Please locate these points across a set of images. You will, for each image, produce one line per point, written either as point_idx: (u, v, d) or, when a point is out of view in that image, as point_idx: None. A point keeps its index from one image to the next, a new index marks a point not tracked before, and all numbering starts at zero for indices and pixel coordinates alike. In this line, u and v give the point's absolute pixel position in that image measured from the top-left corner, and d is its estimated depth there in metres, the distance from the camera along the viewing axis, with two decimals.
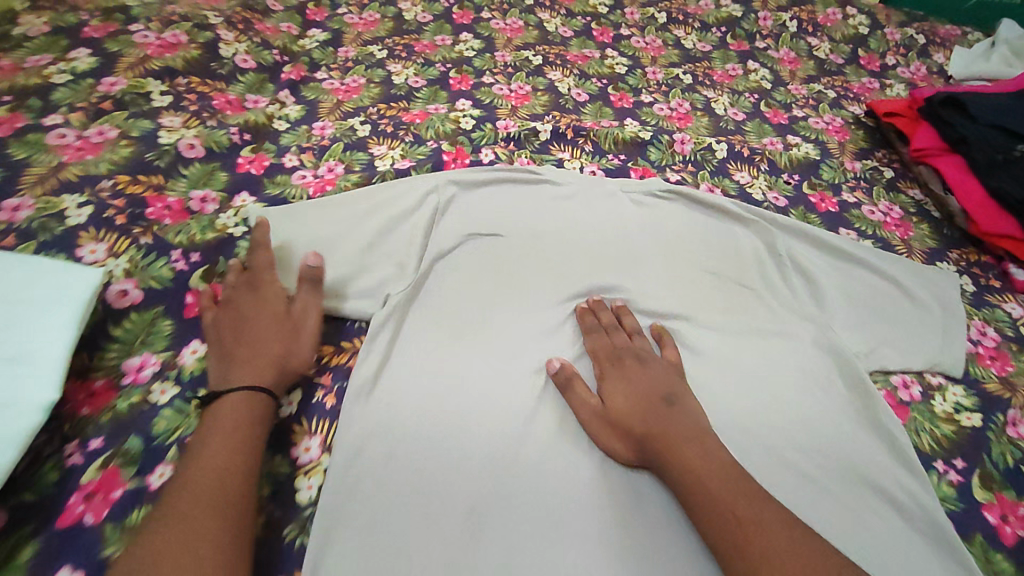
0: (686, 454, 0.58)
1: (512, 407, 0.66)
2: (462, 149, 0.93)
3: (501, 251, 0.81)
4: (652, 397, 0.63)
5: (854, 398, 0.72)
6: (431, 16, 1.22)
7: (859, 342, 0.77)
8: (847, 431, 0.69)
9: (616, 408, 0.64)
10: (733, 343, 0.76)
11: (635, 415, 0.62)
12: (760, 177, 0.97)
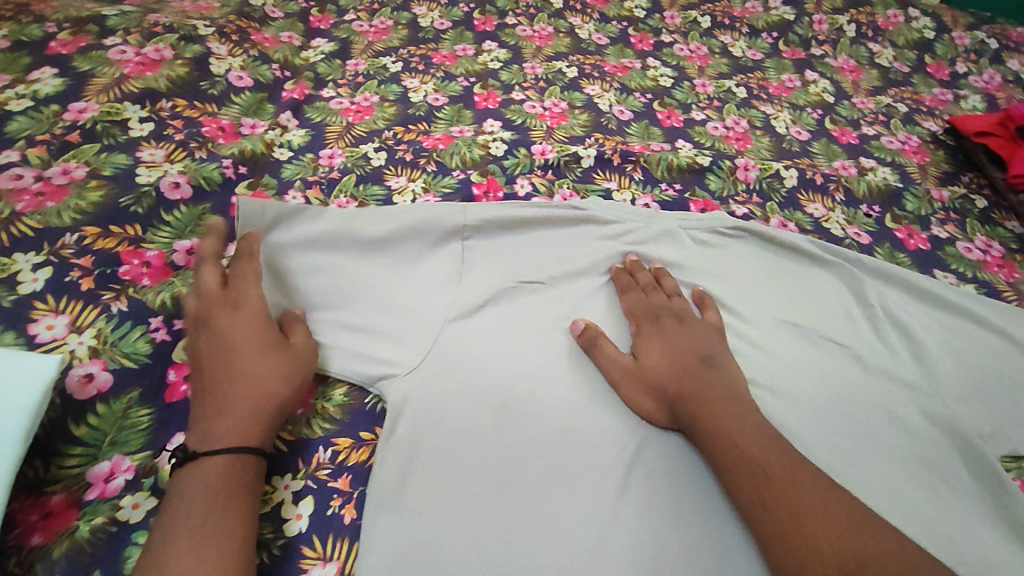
0: (726, 423, 0.53)
1: (572, 510, 0.54)
2: (495, 179, 0.80)
3: (547, 309, 0.67)
4: (692, 360, 0.60)
5: (983, 488, 0.59)
6: (450, 22, 1.10)
7: (982, 419, 0.64)
8: (976, 524, 0.57)
9: (651, 365, 0.60)
10: (833, 420, 0.62)
11: (672, 374, 0.59)
12: (837, 210, 0.83)
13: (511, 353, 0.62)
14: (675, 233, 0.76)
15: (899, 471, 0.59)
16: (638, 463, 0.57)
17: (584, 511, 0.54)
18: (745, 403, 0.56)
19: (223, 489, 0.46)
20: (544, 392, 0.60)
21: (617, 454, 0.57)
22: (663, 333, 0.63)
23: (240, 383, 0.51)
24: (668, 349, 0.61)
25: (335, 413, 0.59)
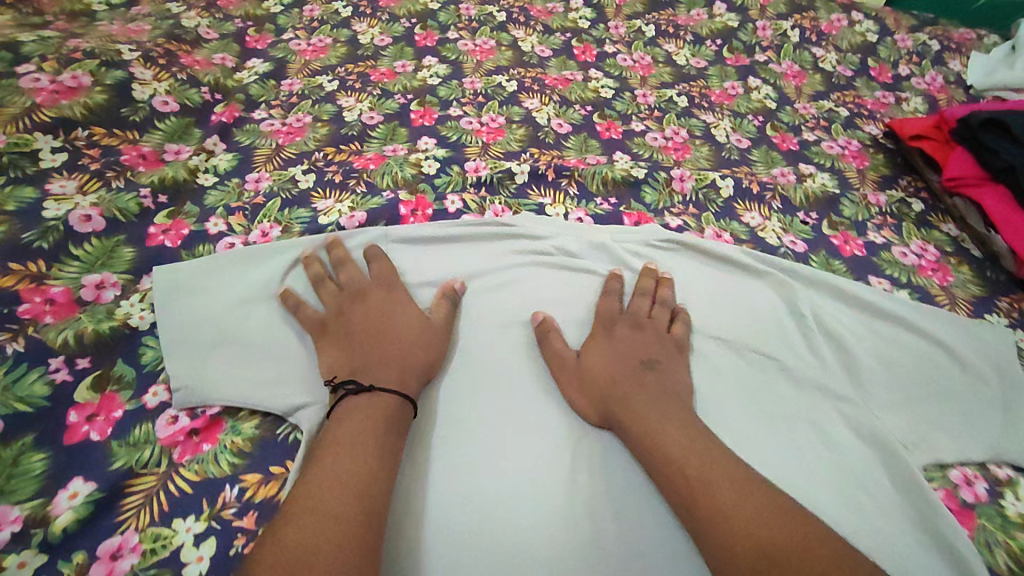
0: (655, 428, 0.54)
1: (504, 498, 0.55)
2: (424, 197, 0.79)
3: (473, 332, 0.66)
4: (631, 363, 0.60)
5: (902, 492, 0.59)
6: (391, 39, 1.08)
7: (906, 430, 0.63)
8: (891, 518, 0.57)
9: (591, 367, 0.61)
10: (755, 429, 0.61)
11: (614, 373, 0.60)
12: (773, 218, 0.83)
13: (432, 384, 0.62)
14: (608, 245, 0.76)
15: (827, 486, 0.58)
16: (557, 492, 0.56)
17: (500, 543, 0.52)
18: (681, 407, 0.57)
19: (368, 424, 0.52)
20: (466, 422, 0.59)
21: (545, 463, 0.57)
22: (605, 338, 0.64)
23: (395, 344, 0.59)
24: (613, 350, 0.62)
25: (245, 447, 0.55)
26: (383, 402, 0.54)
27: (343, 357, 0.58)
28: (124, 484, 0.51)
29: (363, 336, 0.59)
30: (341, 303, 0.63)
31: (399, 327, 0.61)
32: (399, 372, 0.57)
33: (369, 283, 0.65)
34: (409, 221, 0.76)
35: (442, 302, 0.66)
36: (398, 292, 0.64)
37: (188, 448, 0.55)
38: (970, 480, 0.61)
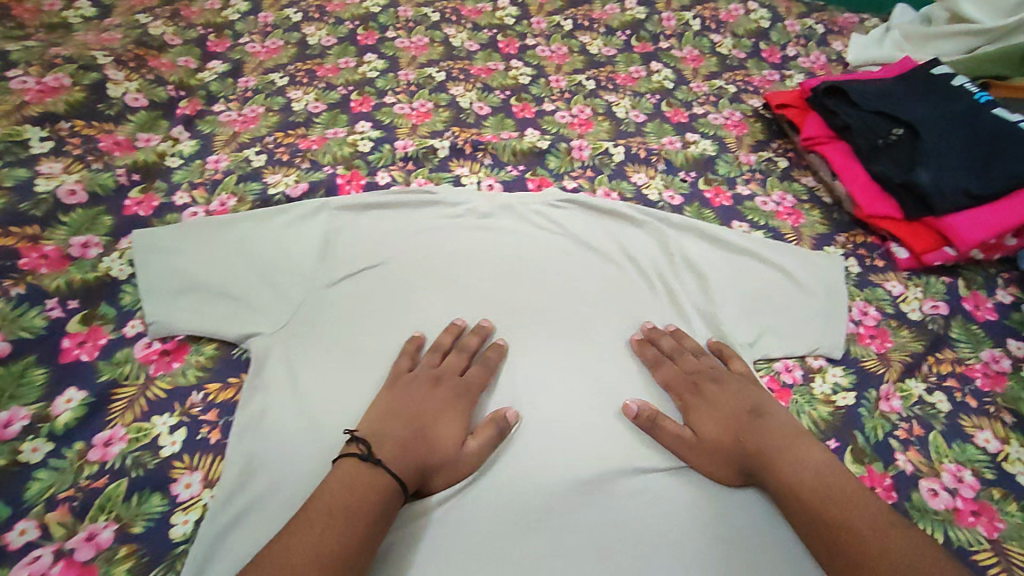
0: (781, 467, 0.62)
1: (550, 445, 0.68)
2: (359, 172, 0.94)
3: (401, 273, 0.81)
4: (743, 413, 0.68)
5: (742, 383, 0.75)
6: (336, 39, 1.23)
7: (746, 335, 0.80)
8: None
9: (705, 426, 0.68)
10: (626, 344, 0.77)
11: (724, 431, 0.67)
12: (657, 177, 0.99)
13: (365, 311, 0.76)
14: (514, 206, 0.91)
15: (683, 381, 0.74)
16: (576, 430, 0.70)
17: (622, 536, 0.63)
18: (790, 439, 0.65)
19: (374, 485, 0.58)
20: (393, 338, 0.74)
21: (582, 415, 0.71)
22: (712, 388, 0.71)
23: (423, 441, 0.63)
24: (723, 412, 0.69)
25: (208, 363, 0.71)
26: (374, 475, 0.58)
27: (377, 422, 0.64)
28: (110, 392, 0.66)
29: (409, 416, 0.65)
30: (424, 374, 0.69)
31: (434, 434, 0.64)
32: (410, 470, 0.61)
33: (451, 376, 0.70)
34: (345, 189, 0.90)
35: (491, 427, 0.67)
36: (463, 402, 0.69)
37: (162, 364, 0.70)
38: (790, 368, 0.78)
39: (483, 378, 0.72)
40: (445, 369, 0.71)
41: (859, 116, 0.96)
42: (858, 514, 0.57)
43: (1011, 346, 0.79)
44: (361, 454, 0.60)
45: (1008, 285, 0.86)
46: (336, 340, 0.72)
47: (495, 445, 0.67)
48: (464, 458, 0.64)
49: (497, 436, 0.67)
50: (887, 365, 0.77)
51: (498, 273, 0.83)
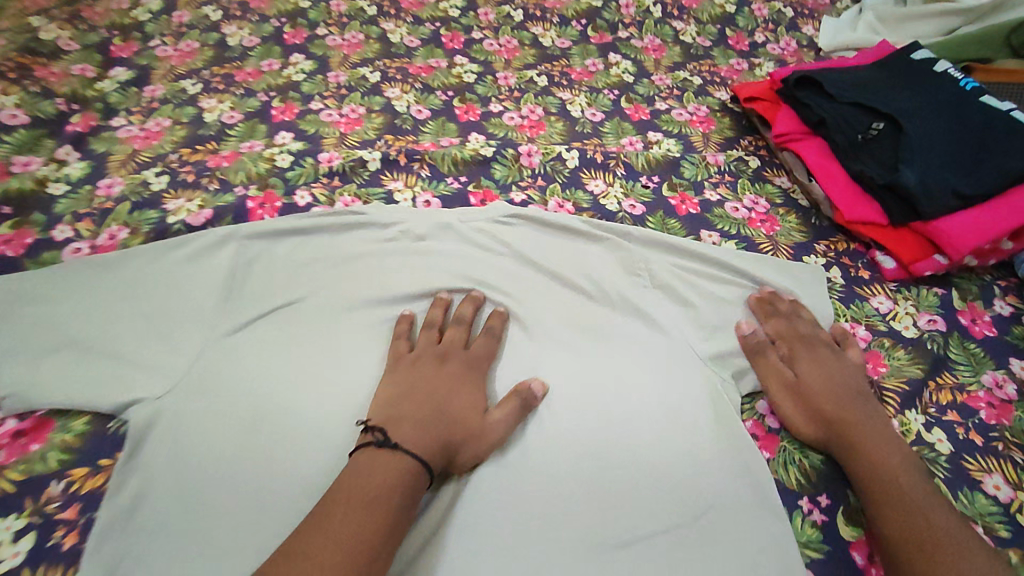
0: (878, 452, 0.60)
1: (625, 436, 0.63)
2: (273, 192, 0.82)
3: (319, 314, 0.70)
4: (852, 392, 0.66)
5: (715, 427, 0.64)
6: (259, 39, 1.10)
7: (721, 365, 0.70)
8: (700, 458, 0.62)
9: (809, 384, 0.67)
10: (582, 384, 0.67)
11: (832, 396, 0.65)
12: (615, 184, 0.89)
13: (276, 363, 0.65)
14: (454, 226, 0.80)
15: (646, 425, 0.64)
16: (644, 423, 0.64)
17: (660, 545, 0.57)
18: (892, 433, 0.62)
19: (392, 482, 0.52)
20: (308, 394, 0.64)
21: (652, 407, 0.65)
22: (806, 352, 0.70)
23: (441, 414, 0.60)
24: (819, 377, 0.67)
25: (75, 443, 0.60)
26: (399, 460, 0.54)
27: (388, 404, 0.61)
28: None
29: (422, 394, 0.61)
30: (422, 354, 0.67)
31: (453, 409, 0.61)
32: (434, 445, 0.57)
33: (456, 351, 0.67)
34: (256, 214, 0.78)
35: (512, 398, 0.63)
36: (476, 374, 0.66)
37: (16, 449, 0.58)
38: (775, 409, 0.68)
39: (491, 346, 0.69)
40: (449, 345, 0.68)
41: (835, 109, 0.87)
42: (938, 514, 0.54)
43: (1014, 367, 0.71)
44: (378, 439, 0.55)
45: (1005, 294, 0.79)
46: (241, 401, 0.62)
47: (520, 418, 0.63)
48: (490, 427, 0.61)
49: (522, 406, 0.63)
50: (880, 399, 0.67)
51: (434, 305, 0.73)
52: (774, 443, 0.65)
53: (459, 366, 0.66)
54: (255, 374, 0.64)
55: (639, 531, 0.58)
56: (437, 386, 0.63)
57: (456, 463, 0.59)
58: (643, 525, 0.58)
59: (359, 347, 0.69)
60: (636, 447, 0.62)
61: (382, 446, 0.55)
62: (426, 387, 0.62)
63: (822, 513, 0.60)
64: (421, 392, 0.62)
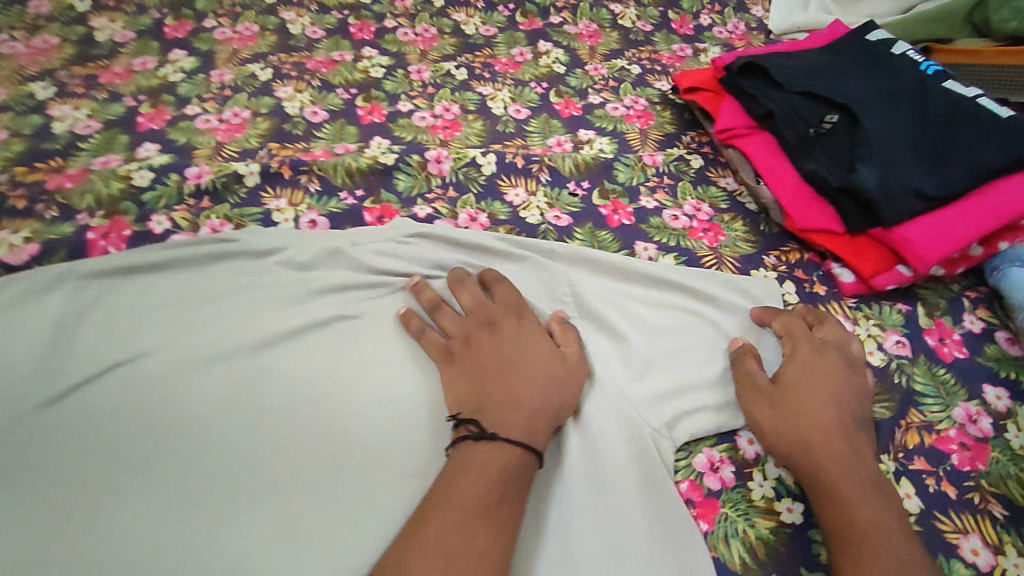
0: (854, 498, 0.50)
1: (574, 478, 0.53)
2: (123, 218, 0.70)
3: (167, 369, 0.58)
4: (843, 415, 0.55)
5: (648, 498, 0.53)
6: (134, 33, 0.95)
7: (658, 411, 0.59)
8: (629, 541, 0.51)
9: (793, 393, 0.56)
10: None
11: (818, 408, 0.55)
12: (538, 193, 0.77)
13: (110, 438, 0.54)
14: (344, 251, 0.68)
15: (562, 490, 0.53)
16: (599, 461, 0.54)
17: None
18: (880, 482, 0.52)
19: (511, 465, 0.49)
20: (145, 477, 0.52)
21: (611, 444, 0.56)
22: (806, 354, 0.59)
23: (528, 373, 0.56)
24: (803, 386, 0.57)
25: None
26: (496, 446, 0.50)
27: (463, 394, 0.55)
28: None
29: (477, 369, 0.56)
30: (461, 326, 0.60)
31: (524, 367, 0.56)
32: (541, 421, 0.53)
33: (488, 306, 0.62)
34: (98, 247, 0.67)
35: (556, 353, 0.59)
36: (528, 321, 0.61)
37: None
38: (716, 465, 0.57)
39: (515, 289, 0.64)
40: (472, 304, 0.62)
41: (783, 99, 0.76)
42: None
43: (988, 396, 0.62)
44: (473, 433, 0.51)
45: (975, 308, 0.69)
46: (58, 487, 0.52)
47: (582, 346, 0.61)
48: (574, 365, 0.58)
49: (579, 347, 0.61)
50: None
51: (315, 352, 0.60)
52: (716, 511, 0.54)
53: (485, 328, 0.60)
54: (79, 453, 0.53)
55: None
56: (483, 353, 0.57)
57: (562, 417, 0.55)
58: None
59: (214, 409, 0.56)
60: (584, 506, 0.52)
61: (481, 439, 0.50)
62: (472, 361, 0.57)
63: None
64: (473, 364, 0.57)
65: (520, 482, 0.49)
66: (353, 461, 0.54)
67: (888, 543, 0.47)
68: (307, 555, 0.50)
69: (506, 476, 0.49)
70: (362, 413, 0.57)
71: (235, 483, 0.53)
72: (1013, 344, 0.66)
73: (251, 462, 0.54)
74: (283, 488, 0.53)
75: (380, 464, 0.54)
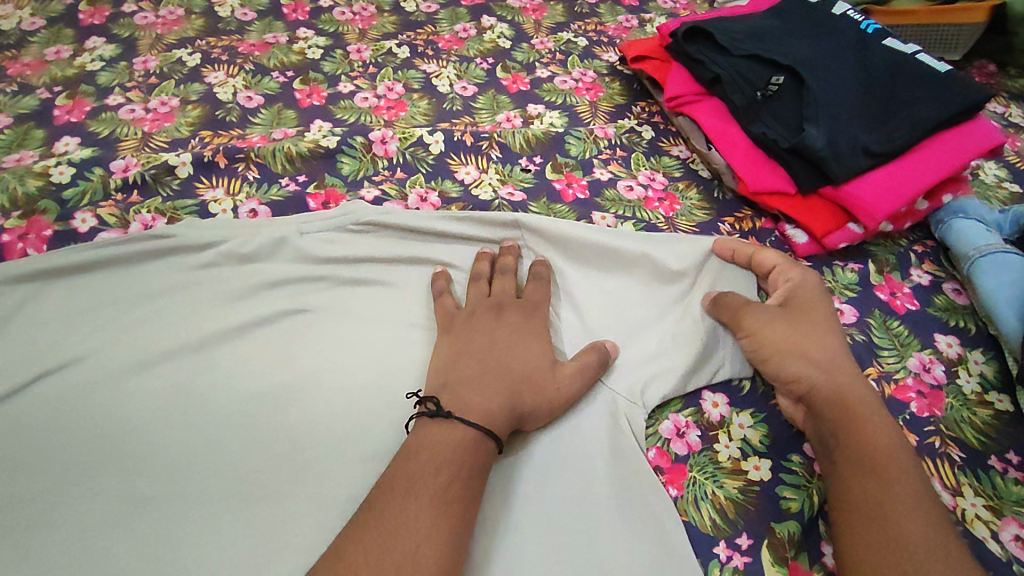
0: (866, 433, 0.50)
1: (561, 446, 0.53)
2: (43, 218, 0.66)
3: (102, 374, 0.54)
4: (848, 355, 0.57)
5: (626, 469, 0.52)
6: (45, 20, 0.88)
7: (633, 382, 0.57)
8: (611, 512, 0.50)
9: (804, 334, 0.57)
10: None
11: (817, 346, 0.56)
12: (489, 170, 0.75)
13: (41, 452, 0.50)
14: (291, 240, 0.64)
15: (531, 469, 0.52)
16: (578, 431, 0.54)
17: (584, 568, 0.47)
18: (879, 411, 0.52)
19: (469, 445, 0.47)
20: (84, 491, 0.49)
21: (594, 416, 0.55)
22: (817, 288, 0.61)
23: (512, 374, 0.53)
24: (819, 318, 0.59)
25: None
26: (453, 429, 0.48)
27: (446, 367, 0.53)
28: None
29: (468, 353, 0.54)
30: (475, 309, 0.58)
31: (515, 363, 0.54)
32: (500, 404, 0.50)
33: (511, 300, 0.59)
34: (15, 249, 0.63)
35: (589, 354, 0.56)
36: (537, 320, 0.58)
37: None
38: (682, 429, 0.57)
39: (545, 292, 0.61)
40: (501, 295, 0.59)
41: (729, 64, 0.75)
42: (915, 512, 0.46)
43: (940, 344, 0.63)
44: (432, 411, 0.49)
45: (922, 261, 0.71)
46: None
47: (598, 375, 0.56)
48: (564, 378, 0.54)
49: (597, 364, 0.56)
50: None
51: (263, 349, 0.57)
52: (684, 475, 0.54)
53: (492, 325, 0.57)
54: (5, 470, 0.49)
55: (572, 554, 0.48)
56: (479, 342, 0.55)
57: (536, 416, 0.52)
58: (572, 548, 0.48)
59: (156, 413, 0.53)
60: (566, 478, 0.52)
61: (438, 419, 0.49)
62: (464, 344, 0.55)
63: (744, 555, 0.50)
64: (466, 354, 0.54)
65: (475, 468, 0.47)
66: (310, 457, 0.52)
67: (904, 469, 0.48)
68: (266, 557, 0.47)
69: (461, 461, 0.46)
70: (318, 407, 0.54)
71: (185, 489, 0.49)
72: (961, 294, 0.68)
73: (200, 465, 0.50)
74: (237, 489, 0.50)
75: (338, 456, 0.52)
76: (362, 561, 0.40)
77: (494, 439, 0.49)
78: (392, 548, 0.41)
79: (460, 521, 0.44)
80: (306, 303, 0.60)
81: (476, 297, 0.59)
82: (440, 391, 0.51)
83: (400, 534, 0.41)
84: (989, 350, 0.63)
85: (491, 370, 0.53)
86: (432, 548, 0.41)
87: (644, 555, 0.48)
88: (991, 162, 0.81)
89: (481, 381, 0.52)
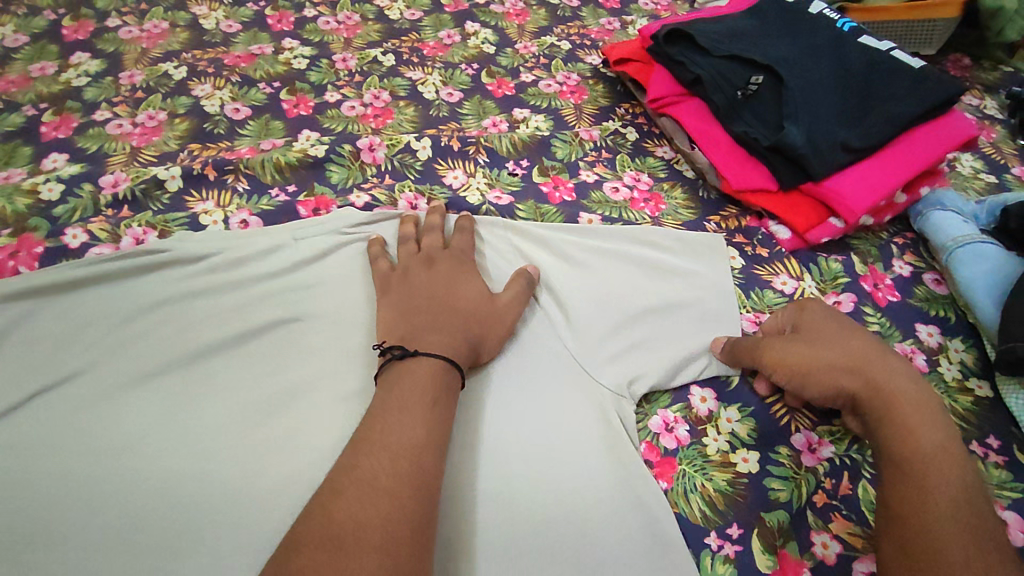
0: (907, 440, 0.50)
1: (560, 438, 0.54)
2: (33, 235, 0.66)
3: (98, 390, 0.55)
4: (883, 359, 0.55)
5: (620, 461, 0.54)
6: (28, 37, 0.88)
7: (624, 375, 0.59)
8: (604, 502, 0.51)
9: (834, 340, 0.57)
10: (460, 427, 0.54)
11: (850, 356, 0.55)
12: (477, 174, 0.76)
13: (38, 469, 0.51)
14: (285, 247, 0.65)
15: (521, 465, 0.52)
16: (574, 420, 0.55)
17: (578, 557, 0.49)
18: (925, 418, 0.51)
19: (433, 390, 0.49)
20: (82, 506, 0.49)
21: (589, 410, 0.56)
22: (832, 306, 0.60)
23: (457, 313, 0.56)
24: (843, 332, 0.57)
25: None
26: (421, 370, 0.50)
27: (397, 319, 0.56)
28: None
29: (418, 303, 0.57)
30: (409, 266, 0.61)
31: (458, 305, 0.57)
32: (460, 342, 0.54)
33: (441, 252, 0.63)
34: (7, 267, 0.63)
35: (518, 279, 0.61)
36: (467, 263, 0.63)
37: None
38: (671, 424, 0.58)
39: (470, 242, 0.65)
40: (431, 249, 0.63)
41: (710, 64, 0.76)
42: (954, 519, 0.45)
43: (921, 334, 0.65)
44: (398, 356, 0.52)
45: (903, 253, 0.73)
46: None
47: (528, 298, 0.62)
48: (503, 309, 0.59)
49: (527, 290, 0.61)
50: (792, 403, 0.59)
51: (258, 359, 0.58)
52: (674, 467, 0.55)
53: (427, 276, 0.60)
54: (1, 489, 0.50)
55: (565, 541, 0.49)
56: (422, 290, 0.58)
57: (485, 354, 0.56)
58: (567, 537, 0.49)
59: (153, 427, 0.53)
60: (564, 468, 0.52)
61: (407, 358, 0.51)
62: (409, 296, 0.58)
63: (735, 545, 0.51)
64: (414, 304, 0.57)
65: (443, 412, 0.49)
66: (306, 464, 0.52)
67: (943, 476, 0.48)
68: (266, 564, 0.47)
69: (429, 404, 0.48)
70: (315, 415, 0.55)
71: (183, 501, 0.50)
72: (941, 284, 0.70)
73: (197, 477, 0.51)
74: (236, 499, 0.50)
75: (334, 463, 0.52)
76: (358, 504, 0.41)
77: (460, 369, 0.52)
78: (380, 487, 0.42)
79: (437, 460, 0.46)
80: (301, 311, 0.61)
81: (409, 255, 0.63)
82: (399, 337, 0.54)
83: (385, 475, 0.43)
84: (969, 338, 0.65)
85: (437, 312, 0.56)
86: (416, 485, 0.43)
87: (634, 545, 0.50)
88: (967, 154, 0.83)
89: (434, 325, 0.55)
